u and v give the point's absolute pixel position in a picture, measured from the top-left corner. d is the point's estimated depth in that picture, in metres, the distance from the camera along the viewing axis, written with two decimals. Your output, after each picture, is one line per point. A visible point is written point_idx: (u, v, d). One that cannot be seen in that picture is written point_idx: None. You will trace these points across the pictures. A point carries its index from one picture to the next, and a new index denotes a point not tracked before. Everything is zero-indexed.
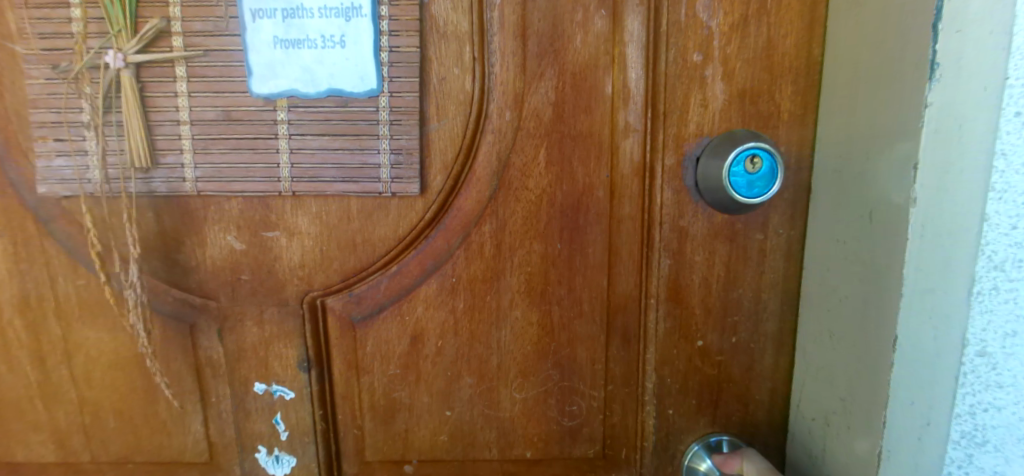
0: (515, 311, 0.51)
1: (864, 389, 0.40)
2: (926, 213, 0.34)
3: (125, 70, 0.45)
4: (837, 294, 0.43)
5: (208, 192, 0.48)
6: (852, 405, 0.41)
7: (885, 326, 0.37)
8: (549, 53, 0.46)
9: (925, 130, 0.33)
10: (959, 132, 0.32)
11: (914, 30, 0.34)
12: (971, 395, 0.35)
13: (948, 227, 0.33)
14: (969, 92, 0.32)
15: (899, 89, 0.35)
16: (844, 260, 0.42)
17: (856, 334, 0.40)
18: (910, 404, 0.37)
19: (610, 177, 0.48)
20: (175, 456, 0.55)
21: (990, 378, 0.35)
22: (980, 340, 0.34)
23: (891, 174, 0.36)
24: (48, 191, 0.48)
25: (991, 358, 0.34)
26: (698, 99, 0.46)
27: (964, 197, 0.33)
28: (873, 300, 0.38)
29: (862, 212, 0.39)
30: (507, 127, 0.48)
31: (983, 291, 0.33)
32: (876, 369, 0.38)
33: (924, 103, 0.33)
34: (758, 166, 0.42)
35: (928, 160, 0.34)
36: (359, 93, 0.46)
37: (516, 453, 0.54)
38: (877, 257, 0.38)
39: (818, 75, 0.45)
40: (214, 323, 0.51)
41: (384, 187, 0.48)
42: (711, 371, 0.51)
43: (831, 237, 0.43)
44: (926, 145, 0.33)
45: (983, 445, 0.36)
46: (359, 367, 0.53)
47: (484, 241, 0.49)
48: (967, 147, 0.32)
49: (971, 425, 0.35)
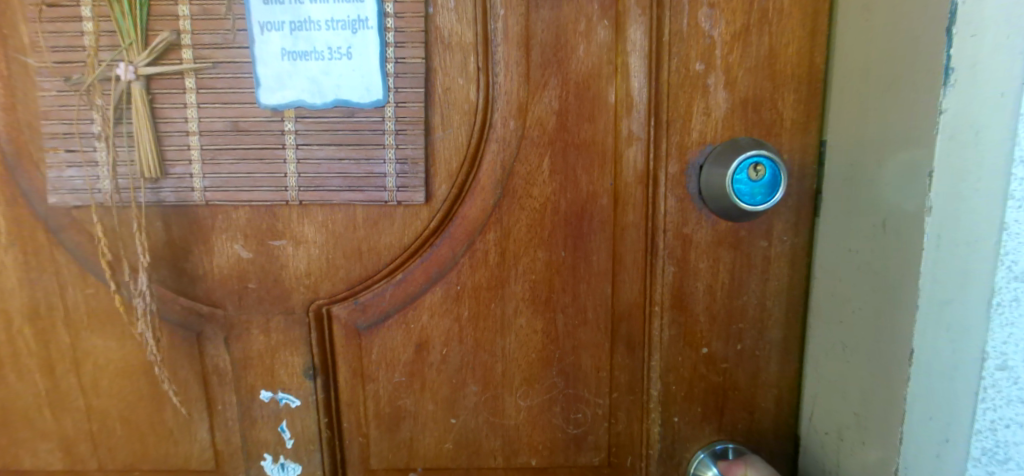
0: (519, 319, 0.51)
1: (880, 402, 0.40)
2: (941, 223, 0.34)
3: (136, 82, 0.45)
4: (850, 304, 0.43)
5: (216, 201, 0.48)
6: (867, 419, 0.41)
7: (901, 338, 0.37)
8: (552, 62, 0.47)
9: (940, 137, 0.34)
10: (976, 139, 0.32)
11: (926, 37, 0.34)
12: (991, 410, 0.34)
13: (964, 236, 0.33)
14: (984, 97, 0.32)
15: (911, 97, 0.36)
16: (855, 269, 0.42)
17: (870, 345, 0.40)
18: (929, 419, 0.36)
19: (614, 185, 0.49)
20: (182, 464, 0.55)
21: (1012, 394, 0.34)
22: (1001, 353, 0.33)
23: (904, 183, 0.36)
24: (59, 201, 0.48)
25: (1012, 372, 0.33)
26: (701, 107, 0.46)
27: (982, 205, 0.32)
28: (887, 310, 0.38)
29: (874, 221, 0.39)
30: (511, 135, 0.48)
31: (1004, 302, 0.33)
32: (892, 381, 0.38)
33: (939, 110, 0.34)
34: (761, 174, 0.42)
35: (942, 168, 0.34)
36: (365, 104, 0.46)
37: (521, 460, 0.54)
38: (891, 267, 0.38)
39: (822, 84, 0.45)
40: (221, 331, 0.52)
41: (390, 195, 0.48)
42: (716, 378, 0.51)
43: (843, 246, 0.43)
44: (941, 152, 0.34)
45: (1005, 463, 0.35)
46: (365, 375, 0.53)
47: (489, 249, 0.50)
48: (984, 154, 0.32)
49: (993, 442, 0.35)
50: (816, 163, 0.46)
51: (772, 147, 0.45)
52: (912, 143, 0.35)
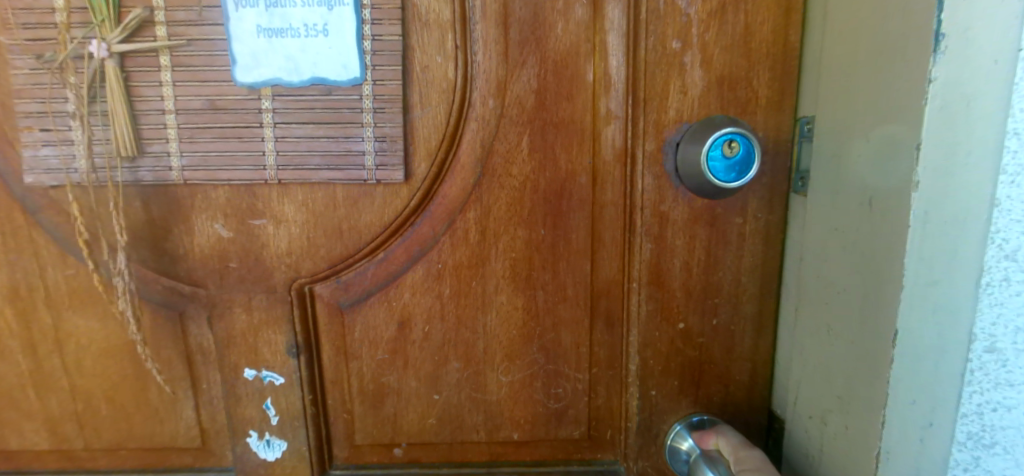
0: (500, 296, 0.52)
1: (863, 386, 0.39)
2: (931, 199, 0.33)
3: (110, 59, 0.45)
4: (836, 286, 0.41)
5: (194, 180, 0.48)
6: (851, 405, 0.40)
7: (885, 321, 0.36)
8: (531, 41, 0.47)
9: (931, 107, 0.32)
10: (969, 110, 0.32)
11: (907, 7, 0.34)
12: (979, 394, 0.36)
13: (953, 213, 0.33)
14: (979, 65, 0.31)
15: (889, 71, 0.35)
16: (842, 249, 0.40)
17: (856, 327, 0.39)
18: (912, 403, 0.36)
19: (592, 164, 0.49)
20: (168, 442, 0.56)
21: (1000, 376, 0.35)
22: (990, 335, 0.35)
23: (886, 159, 0.35)
24: (34, 181, 0.48)
25: (1001, 354, 0.35)
26: (677, 85, 0.47)
27: (974, 179, 0.32)
28: (874, 292, 0.37)
29: (860, 198, 0.38)
30: (491, 114, 0.48)
31: (994, 282, 0.34)
32: (876, 366, 0.37)
33: (928, 78, 0.32)
34: (735, 150, 0.43)
35: (932, 140, 0.33)
36: (343, 82, 0.46)
37: (503, 435, 0.56)
38: (877, 247, 0.37)
39: (796, 62, 0.46)
40: (203, 310, 0.52)
41: (369, 174, 0.48)
42: (692, 352, 0.52)
43: (829, 226, 0.42)
44: (932, 123, 0.32)
45: (992, 447, 0.37)
46: (348, 352, 0.53)
47: (469, 228, 0.50)
48: (977, 127, 0.32)
49: (979, 426, 0.36)
50: (789, 140, 0.47)
51: (746, 125, 0.46)
52: (883, 120, 0.36)
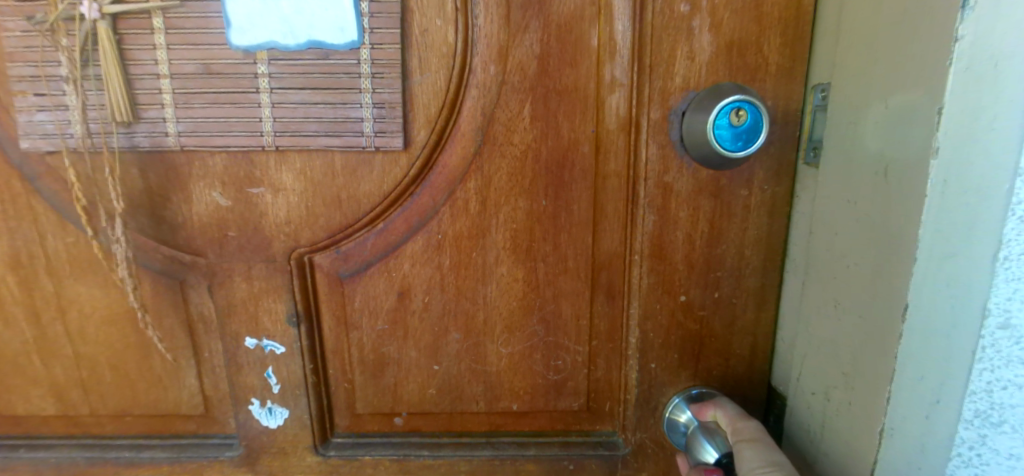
0: (500, 267, 0.51)
1: (869, 361, 0.39)
2: (948, 167, 0.32)
3: (102, 21, 0.44)
4: (845, 259, 0.40)
5: (191, 147, 0.48)
6: (856, 380, 0.40)
7: (896, 295, 0.35)
8: (533, 3, 0.45)
9: (956, 67, 0.31)
10: (995, 71, 0.30)
11: None
12: (989, 371, 0.34)
13: (970, 183, 0.32)
14: (1009, 21, 0.29)
15: (912, 32, 0.34)
16: (853, 221, 0.39)
17: (863, 302, 0.39)
18: (920, 379, 0.35)
19: (595, 133, 0.48)
20: (172, 409, 0.57)
21: (1013, 354, 0.34)
22: (1004, 310, 0.33)
23: (903, 127, 0.34)
24: (31, 147, 0.48)
25: (1013, 331, 0.33)
26: (684, 51, 0.45)
27: (993, 145, 0.30)
28: (885, 265, 0.36)
29: (875, 168, 0.37)
30: (492, 81, 0.47)
31: (1011, 257, 0.32)
32: (884, 340, 0.37)
33: (955, 36, 0.31)
34: (742, 118, 0.42)
35: (954, 103, 0.31)
36: (340, 45, 0.45)
37: (502, 405, 0.56)
38: (890, 220, 0.36)
39: (809, 27, 0.44)
40: (204, 279, 0.52)
41: (368, 141, 0.47)
42: (693, 326, 0.52)
43: (841, 198, 0.41)
44: (955, 85, 0.31)
45: (999, 426, 0.35)
46: (348, 322, 0.54)
47: (470, 198, 0.50)
48: (1003, 88, 0.30)
49: (987, 404, 0.35)
50: (799, 109, 0.46)
51: (755, 93, 0.45)
52: (901, 87, 0.34)
